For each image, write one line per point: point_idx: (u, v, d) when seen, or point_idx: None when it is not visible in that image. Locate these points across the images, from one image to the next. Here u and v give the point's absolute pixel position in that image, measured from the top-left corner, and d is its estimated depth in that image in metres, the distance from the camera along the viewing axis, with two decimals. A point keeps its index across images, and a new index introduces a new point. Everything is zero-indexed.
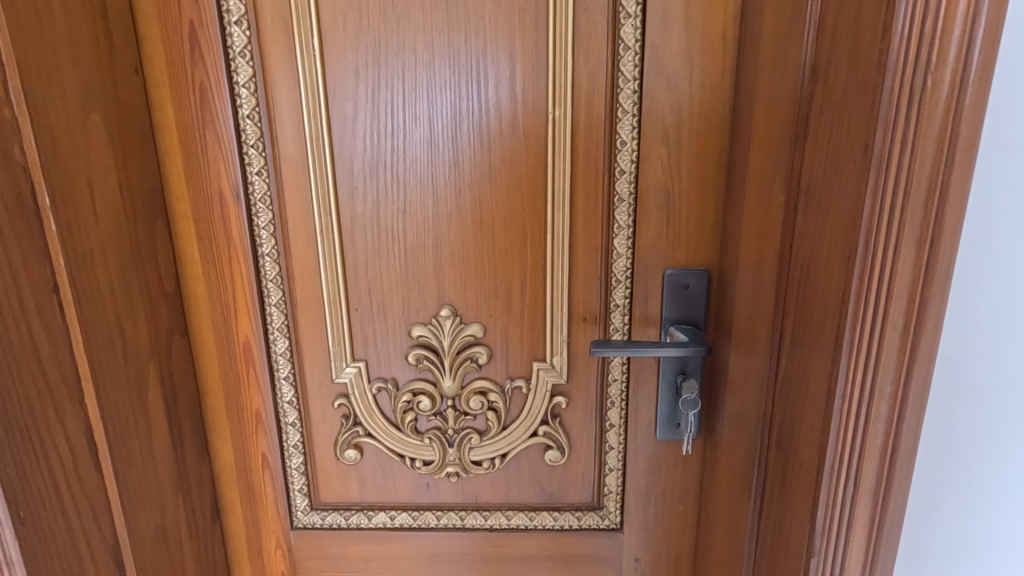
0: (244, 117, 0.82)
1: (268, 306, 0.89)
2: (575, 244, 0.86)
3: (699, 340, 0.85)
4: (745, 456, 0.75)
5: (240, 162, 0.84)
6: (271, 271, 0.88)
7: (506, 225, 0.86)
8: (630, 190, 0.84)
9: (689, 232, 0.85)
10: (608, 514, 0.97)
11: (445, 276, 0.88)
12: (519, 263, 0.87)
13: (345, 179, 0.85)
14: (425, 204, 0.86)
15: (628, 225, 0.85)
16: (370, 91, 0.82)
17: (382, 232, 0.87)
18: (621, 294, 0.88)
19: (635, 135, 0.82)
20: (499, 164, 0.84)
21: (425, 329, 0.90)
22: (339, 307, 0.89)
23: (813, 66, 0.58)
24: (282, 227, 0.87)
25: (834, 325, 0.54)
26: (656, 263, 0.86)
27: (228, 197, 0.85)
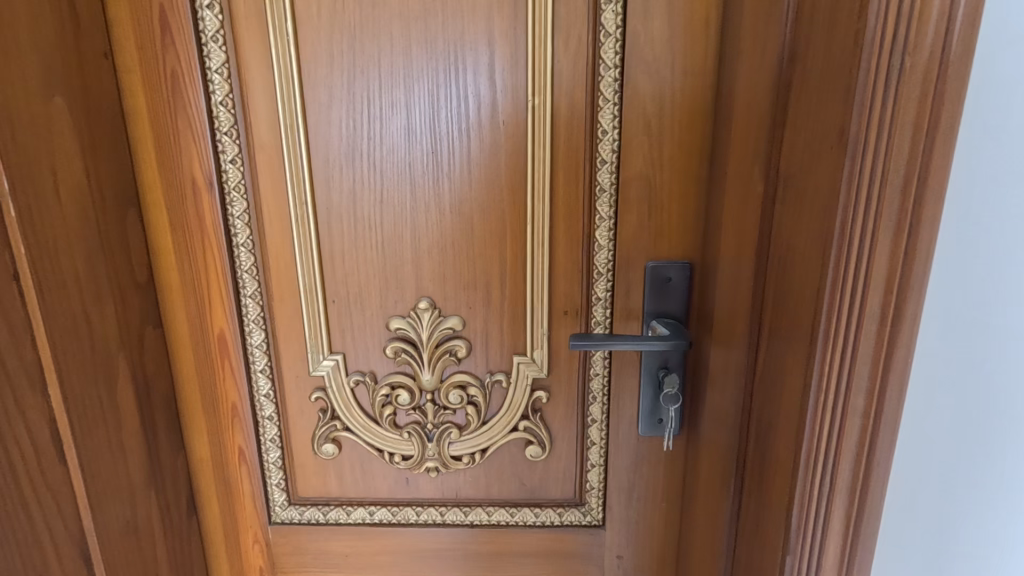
0: (217, 103, 0.80)
1: (243, 298, 0.88)
2: (556, 236, 0.85)
3: (680, 333, 0.83)
4: (725, 453, 0.73)
5: (213, 150, 0.82)
6: (246, 261, 0.86)
7: (486, 216, 0.84)
8: (612, 180, 0.82)
9: (672, 224, 0.83)
10: (590, 510, 0.96)
11: (423, 268, 0.87)
12: (498, 255, 0.86)
13: (321, 168, 0.83)
14: (403, 194, 0.84)
15: (609, 217, 0.83)
16: (346, 79, 0.80)
17: (359, 222, 0.85)
18: (603, 287, 0.86)
19: (617, 124, 0.80)
20: (478, 153, 0.82)
21: (403, 322, 0.88)
22: (316, 299, 0.88)
23: (791, 51, 0.56)
24: (257, 217, 0.85)
25: (809, 318, 0.53)
26: (638, 255, 0.84)
27: (201, 185, 0.83)
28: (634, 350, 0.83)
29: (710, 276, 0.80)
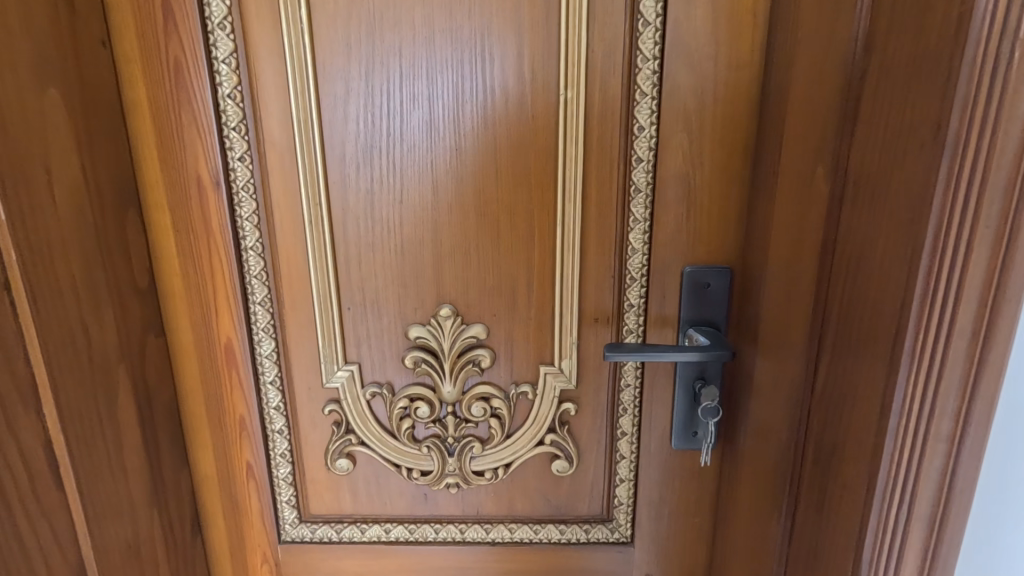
0: (224, 96, 0.75)
1: (252, 305, 0.82)
2: (588, 240, 0.80)
3: (720, 344, 0.77)
4: (772, 472, 0.69)
5: (220, 146, 0.76)
6: (255, 266, 0.81)
7: (512, 218, 0.79)
8: (648, 180, 0.77)
9: (711, 226, 0.78)
10: (618, 527, 0.91)
11: (445, 273, 0.81)
12: (525, 259, 0.81)
13: (337, 166, 0.78)
14: (424, 193, 0.78)
15: (644, 219, 0.78)
16: (364, 70, 0.74)
17: (377, 222, 0.80)
18: (636, 293, 0.81)
19: (654, 120, 0.75)
20: (505, 151, 0.77)
21: (423, 330, 0.83)
22: (329, 305, 0.82)
23: (867, 38, 0.52)
24: (267, 218, 0.79)
25: (890, 333, 0.48)
26: (674, 259, 0.79)
27: (207, 184, 0.77)
28: (670, 361, 0.79)
29: (751, 282, 0.75)
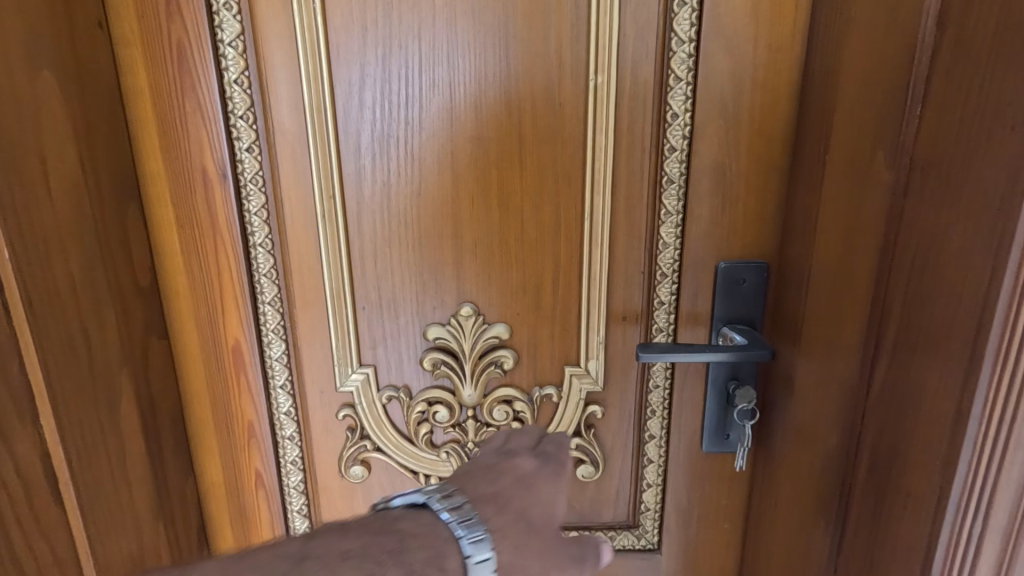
0: (231, 82, 0.70)
1: (261, 305, 0.78)
2: (617, 234, 0.76)
3: (758, 344, 0.73)
4: (818, 478, 0.65)
5: (226, 136, 0.71)
6: (264, 264, 0.76)
7: (537, 212, 0.75)
8: (681, 170, 0.73)
9: (746, 218, 0.74)
10: (644, 534, 0.87)
11: (465, 270, 0.77)
12: (550, 255, 0.76)
13: (351, 156, 0.73)
14: (444, 185, 0.74)
15: (677, 211, 0.74)
16: (380, 54, 0.70)
17: (393, 216, 0.75)
18: (667, 290, 0.77)
19: (689, 107, 0.71)
20: (530, 140, 0.73)
21: (443, 331, 0.79)
22: (343, 305, 0.78)
23: (939, 11, 0.47)
24: (276, 213, 0.75)
25: (969, 332, 0.44)
26: (707, 254, 0.75)
27: (212, 176, 0.72)
28: (704, 361, 0.75)
29: (790, 279, 0.71)
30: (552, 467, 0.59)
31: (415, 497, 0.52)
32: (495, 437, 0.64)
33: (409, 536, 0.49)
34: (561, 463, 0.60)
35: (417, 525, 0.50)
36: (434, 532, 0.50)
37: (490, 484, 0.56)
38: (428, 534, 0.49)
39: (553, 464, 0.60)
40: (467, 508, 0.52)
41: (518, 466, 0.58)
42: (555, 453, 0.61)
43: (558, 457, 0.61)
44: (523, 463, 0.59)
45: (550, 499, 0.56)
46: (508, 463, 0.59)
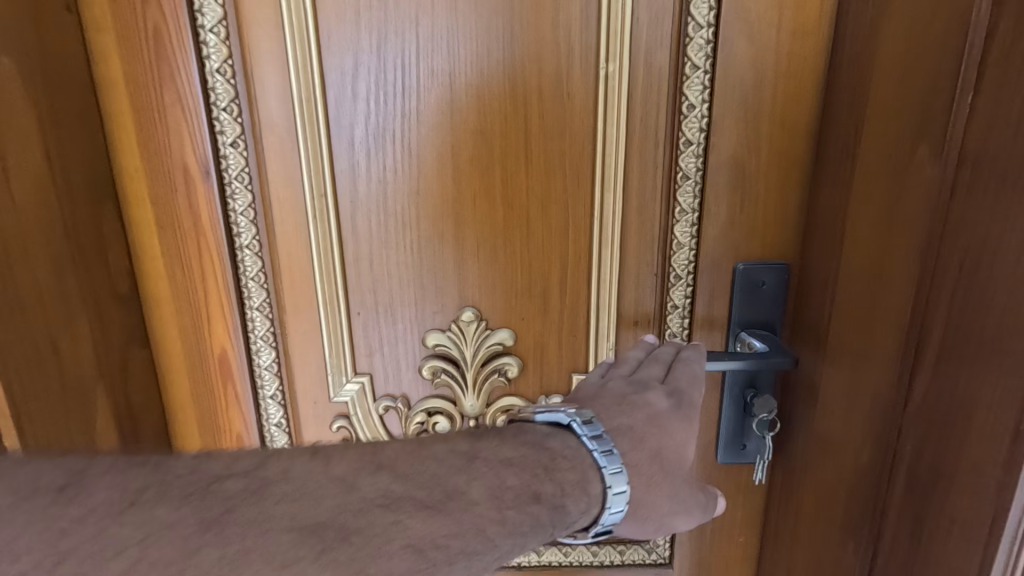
0: (213, 71, 0.65)
1: (249, 311, 0.73)
2: (628, 234, 0.71)
3: (780, 353, 0.69)
4: (846, 495, 0.61)
5: (208, 129, 0.66)
6: (251, 267, 0.71)
7: (543, 211, 0.71)
8: (698, 165, 0.68)
9: (766, 216, 0.69)
10: (655, 548, 0.83)
11: (467, 273, 0.73)
12: (557, 257, 0.72)
13: (344, 151, 0.68)
14: (443, 182, 0.69)
15: (693, 209, 0.70)
16: (375, 41, 0.65)
17: (389, 216, 0.70)
18: (680, 293, 0.73)
19: (706, 98, 0.66)
20: (536, 133, 0.68)
21: (443, 337, 0.74)
22: (336, 310, 0.73)
23: None
24: (264, 213, 0.70)
25: None
26: (724, 254, 0.71)
27: (194, 174, 0.67)
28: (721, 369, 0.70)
29: (814, 281, 0.67)
30: (684, 406, 0.64)
31: (562, 417, 0.59)
32: (623, 364, 0.69)
33: (558, 455, 0.56)
34: (693, 403, 0.65)
35: (565, 442, 0.57)
36: (578, 456, 0.56)
37: (626, 418, 0.61)
38: (575, 457, 0.56)
39: (686, 404, 0.64)
40: (607, 438, 0.58)
41: (652, 403, 0.63)
42: (686, 392, 0.65)
43: (691, 394, 0.65)
44: (655, 401, 0.63)
45: (682, 439, 0.62)
46: (640, 398, 0.63)
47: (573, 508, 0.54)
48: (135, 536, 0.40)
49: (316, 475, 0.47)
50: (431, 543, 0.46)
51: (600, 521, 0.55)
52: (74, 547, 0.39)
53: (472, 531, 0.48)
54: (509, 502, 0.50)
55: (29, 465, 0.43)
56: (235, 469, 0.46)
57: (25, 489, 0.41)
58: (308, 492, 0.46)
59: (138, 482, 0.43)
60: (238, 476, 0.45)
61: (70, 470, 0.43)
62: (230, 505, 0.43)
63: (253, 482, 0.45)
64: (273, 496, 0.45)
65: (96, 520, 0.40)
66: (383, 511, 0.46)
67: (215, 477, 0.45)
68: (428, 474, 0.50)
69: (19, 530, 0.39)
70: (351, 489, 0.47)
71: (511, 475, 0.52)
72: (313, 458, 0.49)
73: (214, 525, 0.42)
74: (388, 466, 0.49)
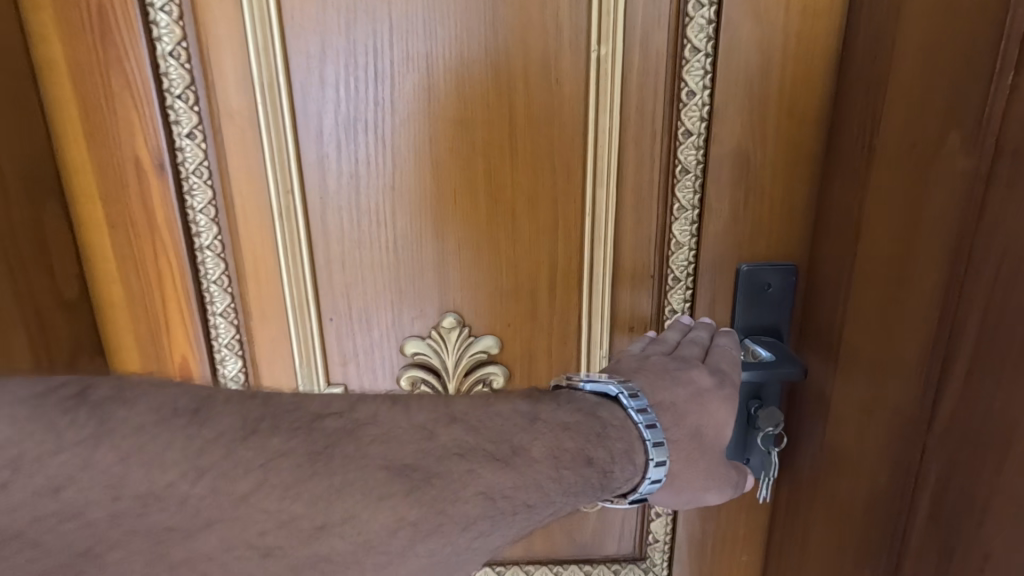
0: (165, 55, 0.59)
1: (212, 317, 0.67)
2: (623, 233, 0.66)
3: (788, 362, 0.63)
4: (862, 518, 0.55)
5: (161, 119, 0.60)
6: (213, 269, 0.66)
7: (530, 209, 0.65)
8: (699, 158, 0.62)
9: (773, 213, 0.64)
10: (652, 567, 0.78)
11: (449, 276, 0.67)
12: (545, 258, 0.67)
13: (313, 143, 0.62)
14: (421, 178, 0.64)
15: (693, 206, 0.64)
16: (344, 22, 0.59)
17: (362, 214, 0.65)
18: (679, 296, 0.67)
19: (708, 83, 0.60)
20: (522, 124, 0.62)
21: (423, 345, 0.69)
22: (306, 317, 0.68)
23: None
24: (227, 211, 0.64)
25: None
26: (727, 254, 0.65)
27: (148, 167, 0.62)
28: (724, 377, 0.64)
29: (824, 284, 0.61)
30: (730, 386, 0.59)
31: (609, 387, 0.54)
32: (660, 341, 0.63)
33: (608, 425, 0.52)
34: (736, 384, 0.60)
35: (615, 411, 0.53)
36: (626, 426, 0.52)
37: (668, 393, 0.56)
38: (622, 428, 0.52)
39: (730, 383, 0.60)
40: (653, 413, 0.54)
41: (693, 378, 0.58)
42: (727, 372, 0.60)
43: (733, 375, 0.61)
44: (699, 376, 0.58)
45: (723, 417, 0.59)
46: (683, 372, 0.58)
47: (619, 475, 0.51)
48: (258, 460, 0.39)
49: (399, 422, 0.45)
50: (500, 494, 0.45)
51: (639, 489, 0.53)
52: (212, 464, 0.38)
53: (532, 487, 0.46)
54: (567, 463, 0.48)
55: (162, 385, 0.41)
56: (333, 408, 0.44)
57: (162, 408, 0.39)
58: (395, 436, 0.44)
59: (257, 412, 0.41)
60: (337, 415, 0.43)
61: (197, 394, 0.41)
62: (331, 441, 0.42)
63: (347, 423, 0.43)
64: (366, 437, 0.43)
65: (226, 443, 0.39)
66: (459, 460, 0.44)
67: (318, 414, 0.43)
68: (492, 427, 0.47)
69: (159, 450, 0.38)
70: (428, 438, 0.44)
71: (568, 439, 0.49)
72: (393, 406, 0.46)
73: (323, 458, 0.41)
74: (460, 417, 0.47)
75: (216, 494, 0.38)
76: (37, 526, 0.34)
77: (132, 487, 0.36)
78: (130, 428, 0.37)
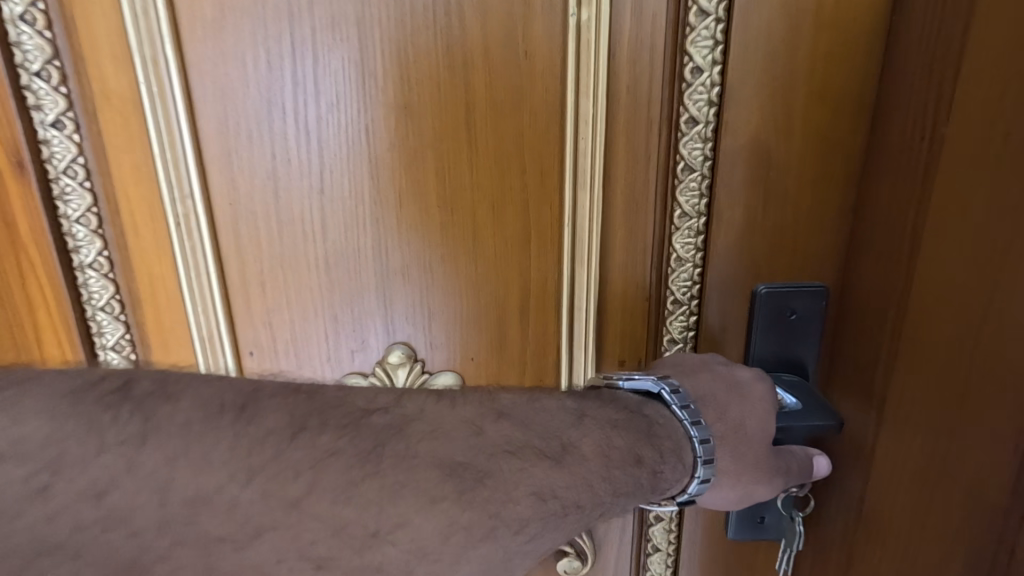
0: (15, 18, 0.45)
1: (102, 352, 0.55)
2: (611, 245, 0.53)
3: (814, 412, 0.50)
4: None
5: (17, 103, 0.47)
6: (99, 293, 0.53)
7: (495, 217, 0.52)
8: (706, 152, 0.49)
9: (799, 223, 0.51)
10: None
11: (396, 298, 0.54)
12: (514, 277, 0.54)
13: (216, 134, 0.49)
14: (356, 177, 0.50)
15: (698, 213, 0.51)
16: None
17: (282, 223, 0.52)
18: (680, 323, 0.55)
19: (718, 57, 0.47)
20: (481, 110, 0.49)
21: (366, 385, 0.56)
22: (217, 351, 0.55)
23: None
24: (112, 220, 0.51)
25: None
26: (739, 274, 0.52)
27: (2, 166, 0.48)
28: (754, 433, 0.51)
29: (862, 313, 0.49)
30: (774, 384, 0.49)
31: (649, 384, 0.49)
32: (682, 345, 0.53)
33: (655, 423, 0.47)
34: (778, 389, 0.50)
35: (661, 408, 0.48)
36: (673, 424, 0.47)
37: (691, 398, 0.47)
38: (669, 426, 0.47)
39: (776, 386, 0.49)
40: (697, 408, 0.48)
41: (734, 372, 0.49)
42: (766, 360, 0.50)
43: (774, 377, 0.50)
44: (741, 372, 0.49)
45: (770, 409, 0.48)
46: (718, 365, 0.49)
47: (671, 476, 0.46)
48: (308, 461, 0.40)
49: (448, 419, 0.45)
50: (552, 493, 0.43)
51: (688, 489, 0.47)
52: (262, 466, 0.40)
53: (584, 486, 0.44)
54: (617, 463, 0.45)
55: (208, 383, 0.43)
56: (378, 403, 0.45)
57: (209, 405, 0.41)
58: (443, 432, 0.44)
59: (304, 407, 0.42)
60: (383, 411, 0.44)
61: (243, 389, 0.42)
62: (381, 439, 0.42)
63: (393, 420, 0.44)
64: (416, 434, 0.43)
65: (274, 445, 0.40)
66: (509, 458, 0.43)
67: (365, 410, 0.44)
68: (544, 422, 0.46)
69: (206, 450, 0.39)
70: (478, 434, 0.44)
71: (616, 436, 0.46)
72: (438, 401, 0.46)
73: (373, 458, 0.41)
74: (509, 412, 0.46)
75: (267, 498, 0.39)
76: (76, 536, 0.37)
77: (179, 493, 0.39)
78: (178, 425, 0.40)
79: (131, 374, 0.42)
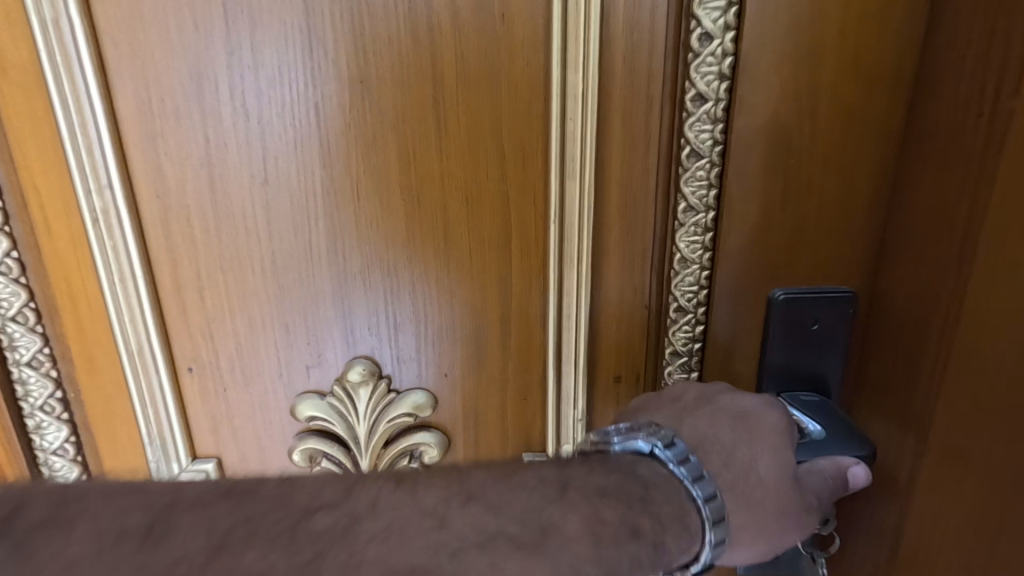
0: None
1: (17, 369, 0.47)
2: (604, 244, 0.46)
3: (839, 445, 0.43)
4: None
5: None
6: (9, 302, 0.45)
7: (469, 212, 0.45)
8: (716, 136, 0.42)
9: (827, 218, 0.43)
10: None
11: (356, 306, 0.47)
12: (493, 281, 0.47)
13: (138, 113, 0.41)
14: (305, 165, 0.43)
15: (706, 207, 0.43)
16: None
17: (220, 219, 0.44)
18: (685, 334, 0.47)
19: (731, 21, 0.39)
20: (451, 85, 0.42)
21: (322, 406, 0.49)
22: (149, 367, 0.47)
23: None
24: (19, 217, 0.44)
25: None
26: (754, 278, 0.45)
27: None
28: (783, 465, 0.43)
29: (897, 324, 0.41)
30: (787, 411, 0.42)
31: (632, 439, 0.39)
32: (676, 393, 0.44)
33: (651, 486, 0.37)
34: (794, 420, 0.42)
35: (657, 469, 0.38)
36: (672, 486, 0.37)
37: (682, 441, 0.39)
38: (668, 488, 0.37)
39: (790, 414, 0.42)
40: (695, 461, 0.38)
41: (736, 399, 0.42)
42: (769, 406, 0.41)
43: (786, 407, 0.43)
44: (744, 398, 0.42)
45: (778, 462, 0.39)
46: (717, 393, 0.43)
47: (675, 548, 0.36)
48: None
49: (404, 511, 0.35)
50: None
51: (703, 561, 0.37)
52: None
53: None
54: (608, 541, 0.35)
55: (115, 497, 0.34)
56: (324, 499, 0.35)
57: (107, 534, 0.32)
58: (400, 529, 0.34)
59: (231, 518, 0.33)
60: (328, 509, 0.34)
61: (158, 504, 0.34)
62: (320, 548, 0.32)
63: (341, 519, 0.34)
64: (365, 535, 0.33)
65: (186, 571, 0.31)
66: (479, 552, 0.33)
67: (307, 510, 0.34)
68: (520, 504, 0.36)
69: None
70: (440, 528, 0.34)
71: (606, 508, 0.36)
72: (397, 488, 0.36)
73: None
74: (478, 494, 0.36)
75: None
76: None
77: None
78: (60, 565, 0.31)
79: (22, 496, 0.34)
